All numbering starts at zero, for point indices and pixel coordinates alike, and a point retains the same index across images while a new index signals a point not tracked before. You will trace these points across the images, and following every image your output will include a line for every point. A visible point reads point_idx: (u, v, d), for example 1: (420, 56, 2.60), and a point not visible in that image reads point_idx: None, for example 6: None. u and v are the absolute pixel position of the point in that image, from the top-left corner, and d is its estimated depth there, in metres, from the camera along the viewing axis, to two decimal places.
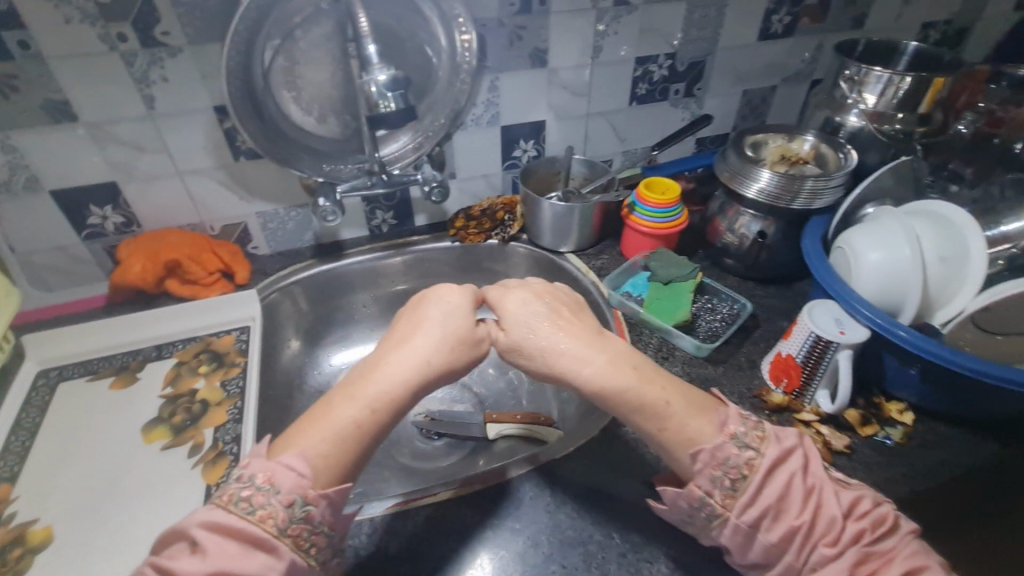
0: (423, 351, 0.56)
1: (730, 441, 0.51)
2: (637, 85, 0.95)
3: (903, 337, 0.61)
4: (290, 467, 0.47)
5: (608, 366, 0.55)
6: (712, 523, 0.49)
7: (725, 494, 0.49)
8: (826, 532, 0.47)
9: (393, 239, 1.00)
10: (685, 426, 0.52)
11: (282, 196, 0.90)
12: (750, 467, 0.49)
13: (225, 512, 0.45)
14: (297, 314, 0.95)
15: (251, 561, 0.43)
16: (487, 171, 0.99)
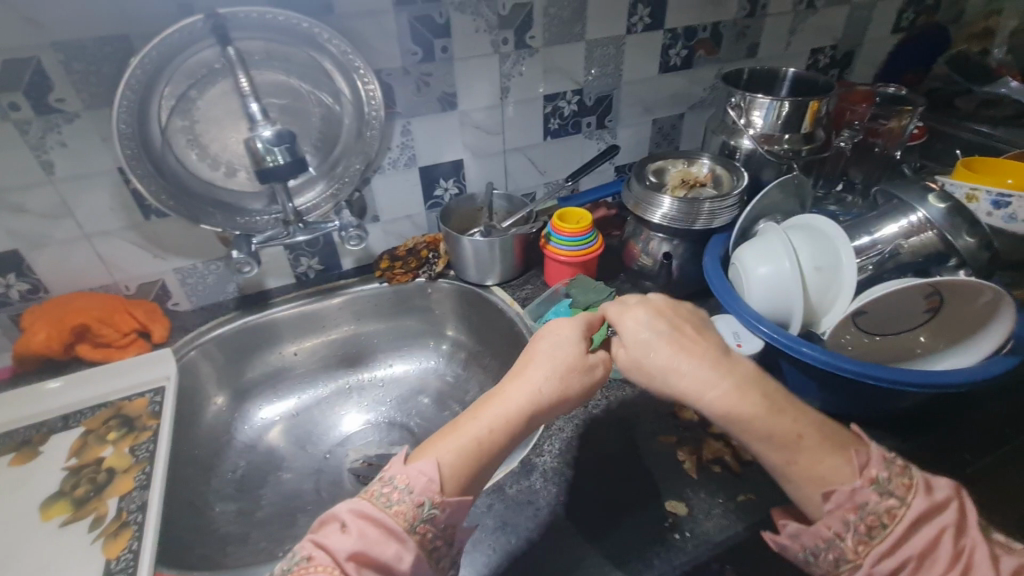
0: (539, 379, 0.55)
1: (871, 485, 0.45)
2: (549, 120, 0.99)
3: (806, 353, 0.60)
4: (420, 473, 0.48)
5: (744, 389, 0.49)
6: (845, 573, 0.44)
7: (858, 540, 0.44)
8: None
9: (321, 285, 0.96)
10: (818, 454, 0.47)
11: (200, 251, 0.85)
12: (892, 517, 0.43)
13: (371, 502, 0.46)
14: (218, 372, 0.88)
15: (383, 554, 0.44)
16: (410, 211, 0.97)
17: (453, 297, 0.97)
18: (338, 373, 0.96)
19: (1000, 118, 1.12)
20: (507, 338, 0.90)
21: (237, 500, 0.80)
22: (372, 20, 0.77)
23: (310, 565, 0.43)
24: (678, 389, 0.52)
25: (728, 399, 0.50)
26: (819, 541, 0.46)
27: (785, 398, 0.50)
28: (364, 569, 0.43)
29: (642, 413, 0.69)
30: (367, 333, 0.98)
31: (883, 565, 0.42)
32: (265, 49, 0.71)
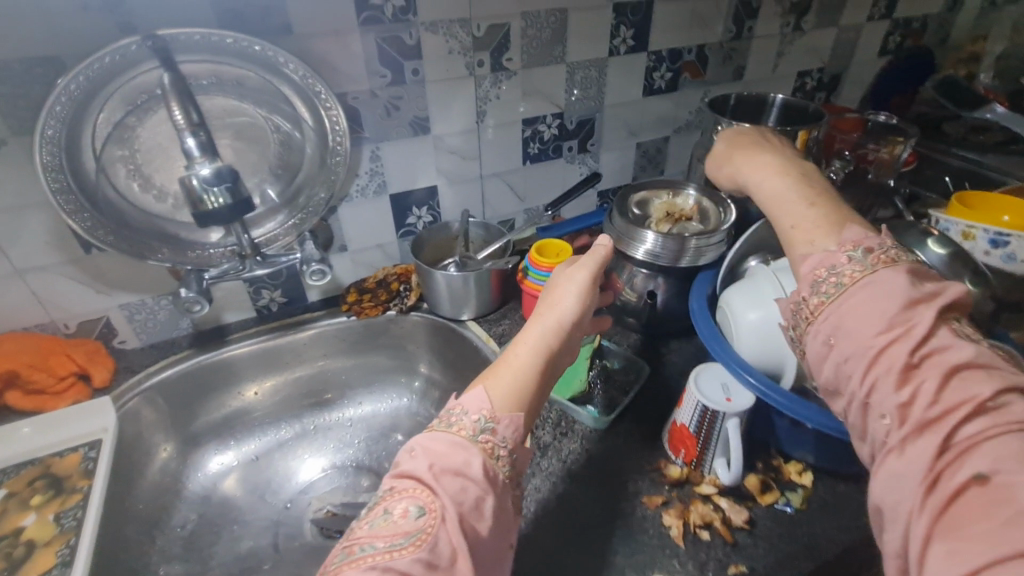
0: (556, 305, 0.59)
1: (892, 265, 0.46)
2: (528, 145, 0.95)
3: (785, 408, 0.57)
4: (472, 403, 0.50)
5: (781, 188, 0.57)
6: (813, 293, 0.48)
7: (818, 300, 0.48)
8: (900, 343, 0.41)
9: (283, 319, 0.89)
10: (815, 236, 0.53)
11: (148, 285, 0.78)
12: (853, 277, 0.46)
13: (433, 430, 0.48)
14: (165, 416, 0.80)
15: (457, 464, 0.45)
16: (381, 240, 0.91)
17: (427, 332, 0.91)
18: (302, 413, 0.90)
19: (989, 145, 1.10)
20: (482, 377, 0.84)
21: (184, 561, 0.73)
22: (336, 40, 0.72)
23: (395, 492, 0.44)
24: (738, 170, 0.64)
25: (766, 172, 0.61)
26: (824, 292, 0.47)
27: (819, 185, 0.58)
28: (442, 479, 0.44)
29: (624, 470, 0.64)
30: (333, 369, 0.92)
31: (846, 320, 0.44)
32: (211, 71, 0.67)
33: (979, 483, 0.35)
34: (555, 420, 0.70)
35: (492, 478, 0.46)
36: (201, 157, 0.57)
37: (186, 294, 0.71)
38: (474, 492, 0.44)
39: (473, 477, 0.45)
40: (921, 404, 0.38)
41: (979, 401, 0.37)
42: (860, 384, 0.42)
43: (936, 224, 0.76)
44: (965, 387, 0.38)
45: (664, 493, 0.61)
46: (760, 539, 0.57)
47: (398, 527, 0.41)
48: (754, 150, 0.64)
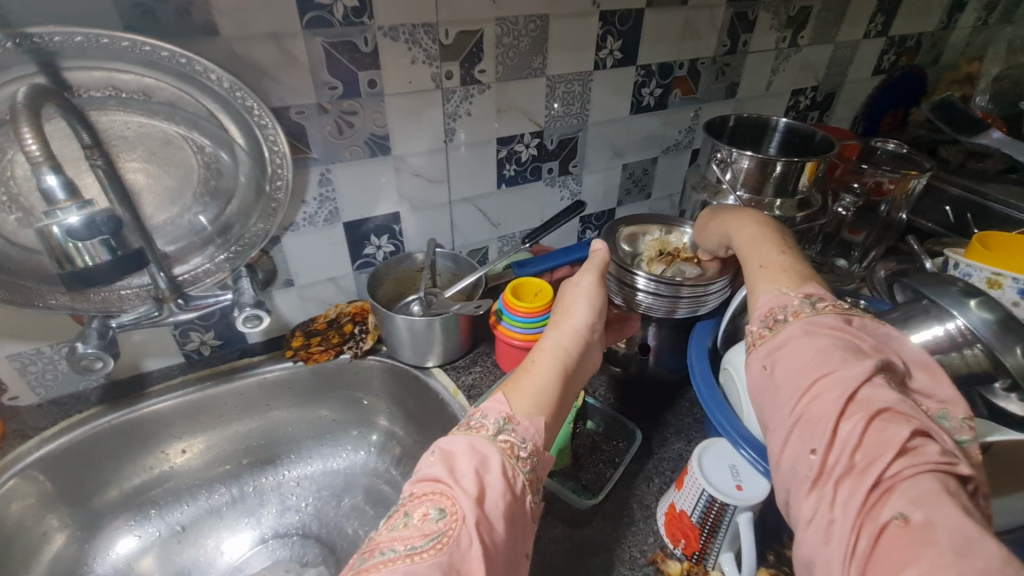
0: (572, 308, 0.56)
1: (829, 309, 0.47)
2: (504, 166, 0.84)
3: None
4: (493, 406, 0.46)
5: (749, 236, 0.58)
6: (760, 325, 0.49)
7: (761, 333, 0.48)
8: (829, 379, 0.41)
9: (217, 365, 0.77)
10: (788, 271, 0.52)
11: (43, 333, 0.65)
12: (795, 315, 0.47)
13: (452, 434, 0.44)
14: (63, 490, 0.67)
15: (478, 461, 0.41)
16: (334, 273, 0.80)
17: (385, 378, 0.79)
18: (240, 474, 0.77)
19: (990, 171, 1.03)
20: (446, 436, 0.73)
21: None
22: (274, 46, 0.60)
23: (413, 497, 0.40)
24: (714, 221, 0.64)
25: (746, 220, 0.60)
26: (768, 325, 0.48)
27: (791, 240, 0.58)
28: (462, 478, 0.40)
29: (613, 563, 0.54)
30: (277, 421, 0.80)
31: (784, 355, 0.45)
32: (109, 82, 0.54)
33: (902, 522, 0.34)
34: None
35: (515, 481, 0.42)
36: (66, 200, 0.46)
37: (83, 349, 0.58)
38: (496, 490, 0.40)
39: (494, 475, 0.41)
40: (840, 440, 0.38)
41: (903, 441, 0.37)
42: (790, 419, 0.42)
43: (954, 269, 0.69)
44: (897, 427, 0.38)
45: None
46: None
47: (417, 531, 0.37)
48: (736, 206, 0.64)
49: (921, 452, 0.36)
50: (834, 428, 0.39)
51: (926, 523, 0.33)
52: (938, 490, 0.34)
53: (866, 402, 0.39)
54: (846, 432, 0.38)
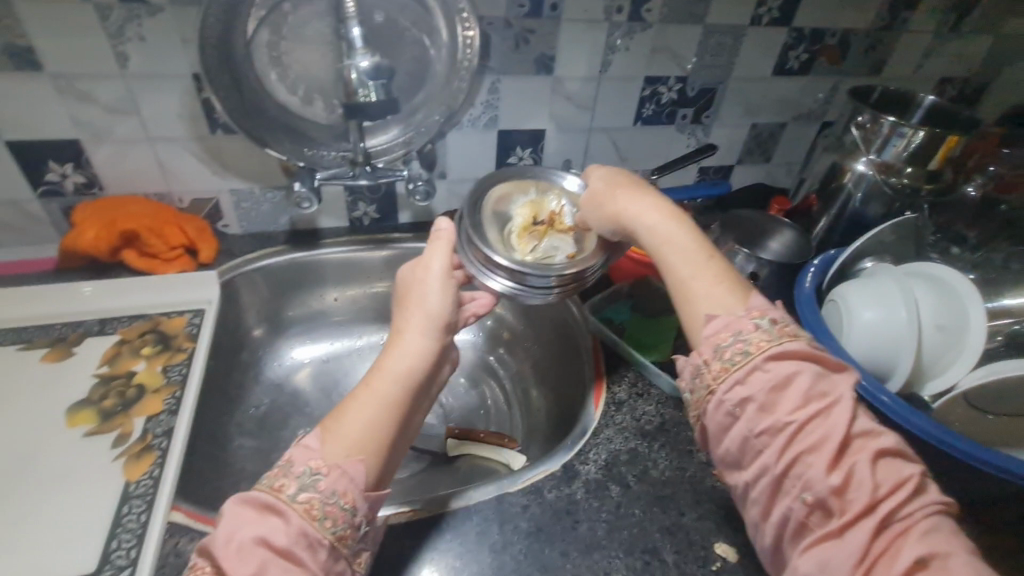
0: (411, 337, 0.52)
1: (753, 326, 0.47)
2: (644, 105, 0.92)
3: (887, 405, 0.56)
4: (299, 465, 0.44)
5: (666, 246, 0.55)
6: (715, 358, 0.47)
7: (722, 367, 0.46)
8: (815, 424, 0.42)
9: (374, 234, 0.91)
10: (716, 296, 0.51)
11: (259, 176, 0.81)
12: (759, 346, 0.46)
13: (257, 488, 0.43)
14: (256, 302, 0.85)
15: (228, 545, 0.40)
16: (479, 175, 0.91)
17: None
18: (376, 328, 0.93)
19: None
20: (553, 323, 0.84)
21: (256, 437, 0.78)
22: None
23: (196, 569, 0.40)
24: (622, 207, 0.58)
25: (646, 199, 0.58)
26: (726, 359, 0.46)
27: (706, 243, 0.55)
28: (239, 554, 0.39)
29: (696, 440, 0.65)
30: None
31: (765, 395, 0.44)
32: None
33: (917, 564, 0.36)
34: (631, 380, 0.70)
35: (318, 545, 0.41)
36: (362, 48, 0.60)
37: (298, 189, 0.75)
38: (288, 559, 0.40)
39: (286, 549, 0.40)
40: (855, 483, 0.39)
41: (900, 478, 0.40)
42: (778, 463, 0.42)
43: None
44: (890, 466, 0.40)
45: None
46: None
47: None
48: (636, 189, 0.59)
49: (920, 490, 0.40)
50: (824, 468, 0.40)
51: (939, 565, 0.36)
52: (939, 527, 0.38)
53: (859, 445, 0.41)
54: (859, 472, 0.40)
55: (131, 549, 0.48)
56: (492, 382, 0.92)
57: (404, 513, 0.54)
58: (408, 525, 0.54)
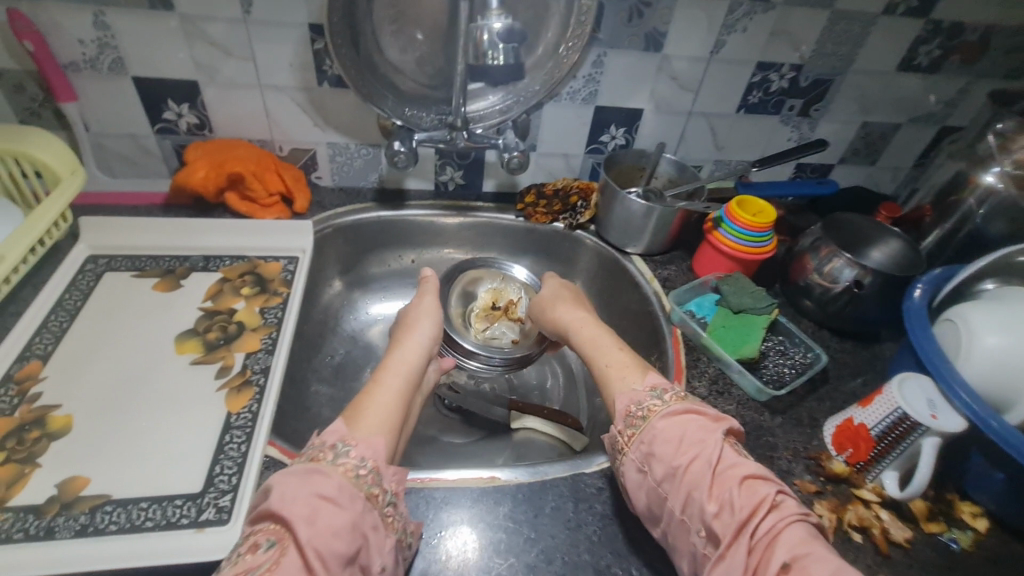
0: (421, 343, 0.65)
1: (649, 391, 0.55)
2: (751, 92, 0.86)
3: (1004, 436, 0.51)
4: (328, 435, 0.48)
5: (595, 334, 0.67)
6: (623, 425, 0.53)
7: (629, 434, 0.52)
8: (700, 469, 0.47)
9: (457, 200, 0.91)
10: (626, 372, 0.59)
11: (357, 131, 0.81)
12: (650, 413, 0.52)
13: (291, 465, 0.45)
14: (340, 255, 0.87)
15: (284, 498, 0.42)
16: (569, 150, 0.89)
17: (586, 253, 0.89)
18: None
19: None
20: (628, 310, 0.84)
21: (330, 385, 0.81)
22: None
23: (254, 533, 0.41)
24: (560, 318, 0.73)
25: (578, 309, 0.73)
26: (630, 425, 0.52)
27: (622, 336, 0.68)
28: (290, 507, 0.41)
29: (777, 447, 0.62)
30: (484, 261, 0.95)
31: (659, 446, 0.49)
32: None
33: (785, 569, 0.40)
34: (712, 376, 0.69)
35: (357, 497, 0.43)
36: (496, 11, 0.63)
37: (399, 148, 0.74)
38: (328, 512, 0.41)
39: (327, 499, 0.42)
40: (728, 509, 0.44)
41: (758, 494, 0.45)
42: (679, 505, 0.47)
43: None
44: (756, 489, 0.45)
45: (818, 484, 0.59)
46: (916, 561, 0.54)
47: (249, 564, 0.38)
48: (575, 305, 0.74)
49: (778, 506, 0.44)
50: (707, 500, 0.45)
51: (801, 568, 0.39)
52: (804, 537, 0.42)
53: (730, 474, 0.46)
54: (724, 498, 0.45)
55: (232, 476, 0.51)
56: (557, 361, 0.92)
57: (482, 479, 0.55)
58: (485, 491, 0.54)
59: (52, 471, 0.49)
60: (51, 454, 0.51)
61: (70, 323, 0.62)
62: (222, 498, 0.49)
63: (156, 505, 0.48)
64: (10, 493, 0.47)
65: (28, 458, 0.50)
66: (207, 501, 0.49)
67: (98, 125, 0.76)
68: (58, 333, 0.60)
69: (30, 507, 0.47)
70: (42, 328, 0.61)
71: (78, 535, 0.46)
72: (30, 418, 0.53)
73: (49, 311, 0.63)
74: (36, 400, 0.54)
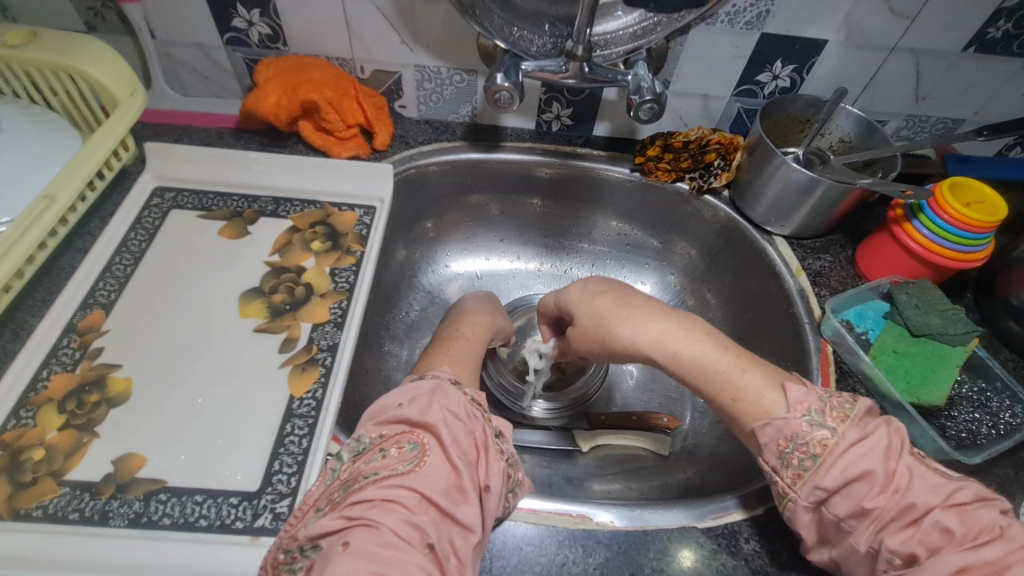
0: (486, 321, 0.64)
1: (801, 417, 0.41)
2: (994, 22, 0.60)
3: None
4: (440, 370, 0.48)
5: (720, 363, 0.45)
6: (777, 461, 0.41)
7: (794, 474, 0.40)
8: (901, 498, 0.37)
9: (561, 143, 0.74)
10: (761, 402, 0.43)
11: (452, 52, 0.66)
12: (821, 448, 0.40)
13: (404, 389, 0.45)
14: (424, 200, 0.75)
15: (421, 406, 0.43)
16: (713, 91, 0.70)
17: (713, 223, 0.72)
18: (552, 256, 0.84)
19: None
20: (758, 304, 0.68)
21: (404, 346, 0.73)
22: None
23: (384, 439, 0.42)
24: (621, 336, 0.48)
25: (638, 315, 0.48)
26: (801, 464, 0.40)
27: None
28: (428, 416, 0.42)
29: None
30: (585, 220, 0.80)
31: (851, 481, 0.38)
32: None
33: None
34: None
35: (476, 415, 0.44)
36: None
37: (502, 82, 0.56)
38: (459, 418, 0.43)
39: (457, 408, 0.44)
40: (942, 538, 0.35)
41: (974, 513, 0.36)
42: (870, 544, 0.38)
43: None
44: (978, 512, 0.36)
45: None
46: None
47: (397, 459, 0.40)
48: (633, 308, 0.49)
49: (1005, 530, 0.35)
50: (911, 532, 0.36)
51: None
52: None
53: (937, 495, 0.37)
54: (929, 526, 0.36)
55: (291, 477, 0.45)
56: None
57: (569, 517, 0.46)
58: (572, 534, 0.46)
59: (106, 445, 0.46)
60: (109, 424, 0.47)
61: (133, 270, 0.57)
62: (280, 503, 0.44)
63: (210, 500, 0.44)
64: (68, 466, 0.44)
65: (86, 425, 0.46)
66: (262, 504, 0.44)
67: (163, 31, 0.65)
68: (121, 280, 0.56)
69: (86, 485, 0.44)
70: (105, 272, 0.56)
71: (131, 525, 0.42)
72: (90, 376, 0.49)
73: (114, 252, 0.58)
74: (97, 357, 0.50)
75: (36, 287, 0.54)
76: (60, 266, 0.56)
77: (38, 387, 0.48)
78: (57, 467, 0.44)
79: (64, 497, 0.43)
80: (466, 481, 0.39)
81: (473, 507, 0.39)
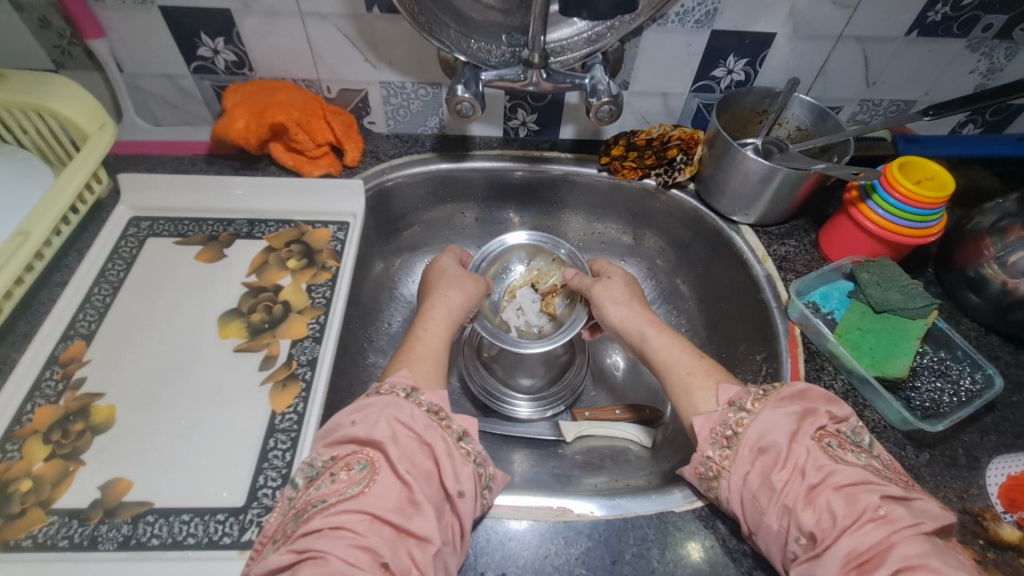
0: (454, 297, 0.63)
1: (728, 407, 0.47)
2: (933, 6, 0.63)
3: None
4: (398, 378, 0.49)
5: (677, 352, 0.56)
6: (713, 448, 0.45)
7: (722, 455, 0.45)
8: (795, 480, 0.40)
9: (529, 149, 0.76)
10: (698, 393, 0.50)
11: (416, 67, 0.68)
12: (739, 427, 0.45)
13: (357, 405, 0.46)
14: (398, 214, 0.76)
15: (369, 424, 0.44)
16: (671, 89, 0.72)
17: (682, 216, 0.74)
18: None
19: None
20: (729, 292, 0.70)
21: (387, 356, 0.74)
22: None
23: (337, 460, 0.43)
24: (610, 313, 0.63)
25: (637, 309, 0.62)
26: (725, 446, 0.45)
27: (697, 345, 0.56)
28: (376, 433, 0.43)
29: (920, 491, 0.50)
30: (558, 222, 0.82)
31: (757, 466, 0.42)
32: None
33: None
34: (841, 392, 0.56)
35: (431, 426, 0.44)
36: None
37: (462, 93, 0.58)
38: (410, 432, 0.44)
39: (409, 421, 0.44)
40: (828, 517, 0.38)
41: (860, 497, 0.38)
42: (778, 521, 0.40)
43: None
44: (861, 496, 0.39)
45: (977, 549, 0.46)
46: None
47: (347, 482, 0.41)
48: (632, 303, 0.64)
49: (887, 517, 0.37)
50: (804, 512, 0.39)
51: None
52: (921, 552, 0.36)
53: (825, 478, 0.40)
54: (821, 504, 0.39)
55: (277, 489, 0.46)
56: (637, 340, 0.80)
57: (550, 511, 0.48)
58: (554, 526, 0.47)
59: (93, 472, 0.47)
60: (95, 451, 0.48)
61: (112, 299, 0.58)
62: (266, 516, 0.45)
63: (197, 519, 0.45)
64: (56, 494, 0.45)
65: (71, 453, 0.47)
66: (250, 518, 0.45)
67: (130, 64, 0.66)
68: (101, 310, 0.57)
69: (75, 512, 0.45)
70: (85, 302, 0.57)
71: (120, 548, 0.43)
72: (74, 407, 0.50)
73: (92, 283, 0.59)
74: (80, 387, 0.51)
75: (17, 322, 0.55)
76: (40, 299, 0.57)
77: (23, 419, 0.49)
78: (45, 496, 0.45)
79: (53, 525, 0.44)
80: (418, 495, 0.40)
81: (427, 517, 0.39)
